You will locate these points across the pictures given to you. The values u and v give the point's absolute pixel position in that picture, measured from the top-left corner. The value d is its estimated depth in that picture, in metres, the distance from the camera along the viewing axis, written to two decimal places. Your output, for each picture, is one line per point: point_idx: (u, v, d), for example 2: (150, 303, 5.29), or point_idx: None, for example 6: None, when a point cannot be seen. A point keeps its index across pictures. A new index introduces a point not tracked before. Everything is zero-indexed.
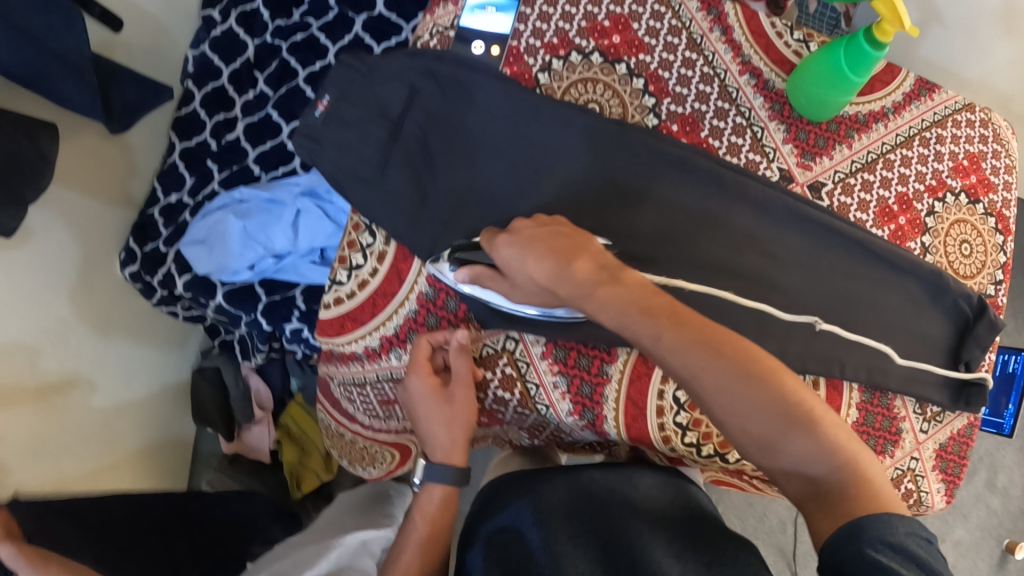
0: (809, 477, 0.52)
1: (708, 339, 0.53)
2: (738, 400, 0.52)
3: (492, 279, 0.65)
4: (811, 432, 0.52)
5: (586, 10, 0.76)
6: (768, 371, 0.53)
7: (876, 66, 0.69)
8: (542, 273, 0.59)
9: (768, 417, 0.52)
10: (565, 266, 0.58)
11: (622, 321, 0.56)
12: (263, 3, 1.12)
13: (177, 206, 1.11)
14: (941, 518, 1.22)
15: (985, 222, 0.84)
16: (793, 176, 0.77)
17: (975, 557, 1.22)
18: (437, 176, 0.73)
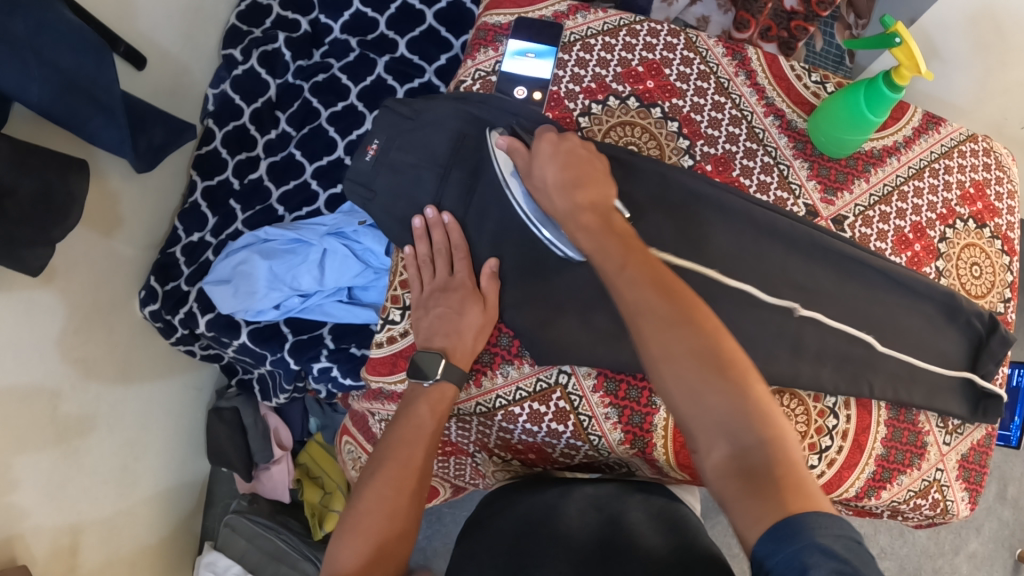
0: (738, 451, 0.48)
1: (668, 291, 0.56)
2: (678, 350, 0.52)
3: (519, 155, 0.71)
4: (745, 400, 0.50)
5: (620, 56, 0.80)
6: (705, 326, 0.53)
7: (892, 106, 0.73)
8: None
9: (700, 368, 0.51)
10: (571, 185, 0.66)
11: (602, 250, 0.62)
12: (285, 43, 1.14)
13: (200, 244, 1.10)
14: (954, 531, 1.27)
15: (993, 244, 0.91)
16: (818, 211, 0.81)
17: (990, 568, 1.26)
18: (486, 214, 0.75)
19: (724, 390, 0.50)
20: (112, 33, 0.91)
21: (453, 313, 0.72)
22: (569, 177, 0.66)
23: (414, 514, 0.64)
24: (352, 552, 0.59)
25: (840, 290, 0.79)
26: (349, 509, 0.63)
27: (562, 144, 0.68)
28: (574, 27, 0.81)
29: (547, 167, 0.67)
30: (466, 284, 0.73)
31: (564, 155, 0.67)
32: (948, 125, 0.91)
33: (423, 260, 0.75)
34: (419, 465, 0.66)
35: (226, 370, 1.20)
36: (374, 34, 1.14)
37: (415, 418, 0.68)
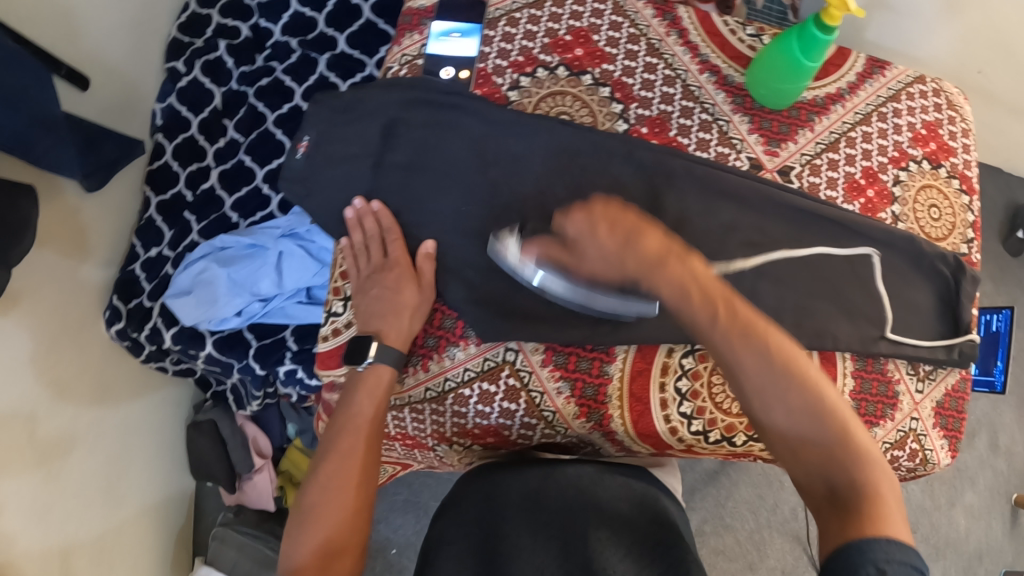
0: (831, 486, 0.49)
1: (756, 331, 0.52)
2: (778, 396, 0.51)
3: (554, 251, 0.61)
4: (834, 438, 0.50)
5: (547, 27, 0.79)
6: (791, 360, 0.52)
7: (827, 50, 0.72)
8: (611, 244, 0.56)
9: (793, 415, 0.51)
10: (632, 242, 0.55)
11: (685, 305, 0.54)
12: (227, 51, 1.13)
13: (159, 259, 1.09)
14: (950, 483, 1.38)
15: (950, 184, 0.90)
16: (762, 163, 0.79)
17: (987, 518, 1.37)
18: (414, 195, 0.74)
19: (813, 431, 0.50)
20: (53, 54, 0.90)
21: (396, 292, 0.71)
22: (627, 247, 0.55)
23: (365, 501, 0.63)
24: (303, 543, 0.59)
25: (795, 241, 0.78)
26: (299, 504, 0.63)
27: (594, 208, 0.57)
28: (499, 3, 0.80)
29: (614, 251, 0.56)
30: (399, 262, 0.72)
31: (610, 220, 0.56)
32: (893, 68, 0.91)
33: (358, 249, 0.74)
34: (364, 449, 0.65)
35: (200, 384, 1.19)
36: (314, 33, 1.12)
37: (354, 406, 0.67)
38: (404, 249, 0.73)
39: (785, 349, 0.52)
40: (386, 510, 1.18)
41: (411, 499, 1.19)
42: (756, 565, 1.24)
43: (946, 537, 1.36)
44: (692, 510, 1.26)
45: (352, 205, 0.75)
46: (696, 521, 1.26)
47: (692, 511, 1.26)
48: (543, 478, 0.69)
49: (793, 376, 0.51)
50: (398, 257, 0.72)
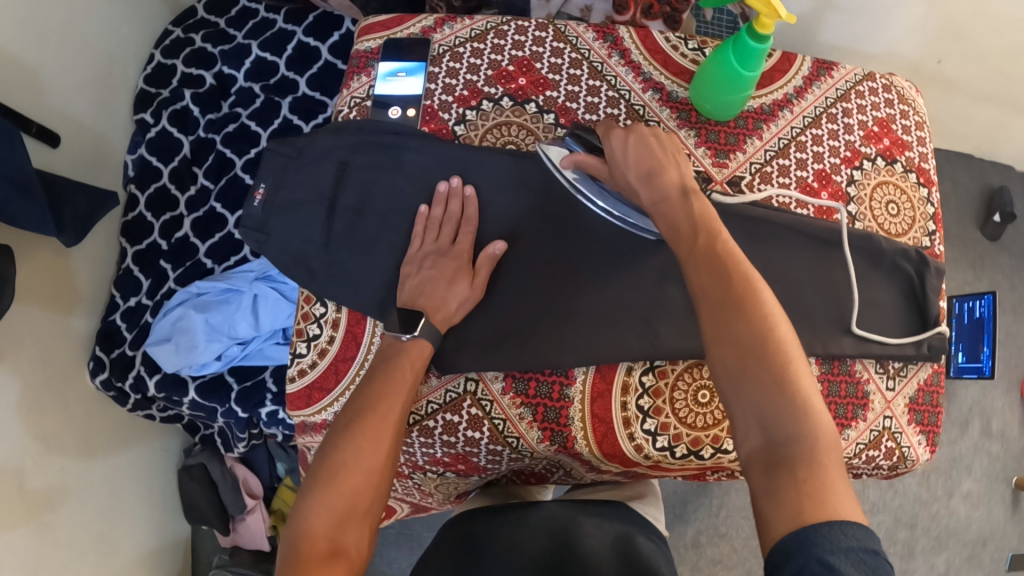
0: (768, 438, 0.47)
1: (731, 270, 0.53)
2: (738, 329, 0.50)
3: (591, 165, 0.68)
4: (781, 382, 0.48)
5: (490, 60, 0.80)
6: (762, 305, 0.51)
7: (764, 59, 0.73)
8: (635, 170, 0.62)
9: (746, 354, 0.50)
10: (656, 171, 0.61)
11: (677, 230, 0.57)
12: (192, 100, 1.15)
13: (138, 308, 1.11)
14: (946, 473, 1.46)
15: (906, 178, 0.90)
16: (712, 175, 0.80)
17: (986, 503, 1.46)
18: (442, 189, 0.75)
19: (763, 375, 0.49)
20: (22, 115, 0.92)
21: (448, 282, 0.71)
22: (644, 171, 0.61)
23: (388, 470, 0.63)
24: (320, 500, 0.58)
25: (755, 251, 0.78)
26: (322, 461, 0.61)
27: (632, 133, 0.64)
28: (442, 40, 0.82)
29: (637, 179, 0.62)
30: (462, 254, 0.73)
31: (636, 147, 0.62)
32: (841, 68, 0.90)
33: (434, 223, 0.74)
34: (396, 418, 0.65)
35: (189, 429, 1.20)
36: (276, 78, 1.15)
37: (395, 376, 0.67)
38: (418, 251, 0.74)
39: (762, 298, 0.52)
40: (379, 543, 1.19)
41: (404, 530, 1.19)
42: (755, 571, 1.31)
43: (946, 525, 1.45)
44: (687, 522, 1.33)
45: (446, 182, 0.75)
46: (692, 533, 1.33)
47: (687, 523, 1.33)
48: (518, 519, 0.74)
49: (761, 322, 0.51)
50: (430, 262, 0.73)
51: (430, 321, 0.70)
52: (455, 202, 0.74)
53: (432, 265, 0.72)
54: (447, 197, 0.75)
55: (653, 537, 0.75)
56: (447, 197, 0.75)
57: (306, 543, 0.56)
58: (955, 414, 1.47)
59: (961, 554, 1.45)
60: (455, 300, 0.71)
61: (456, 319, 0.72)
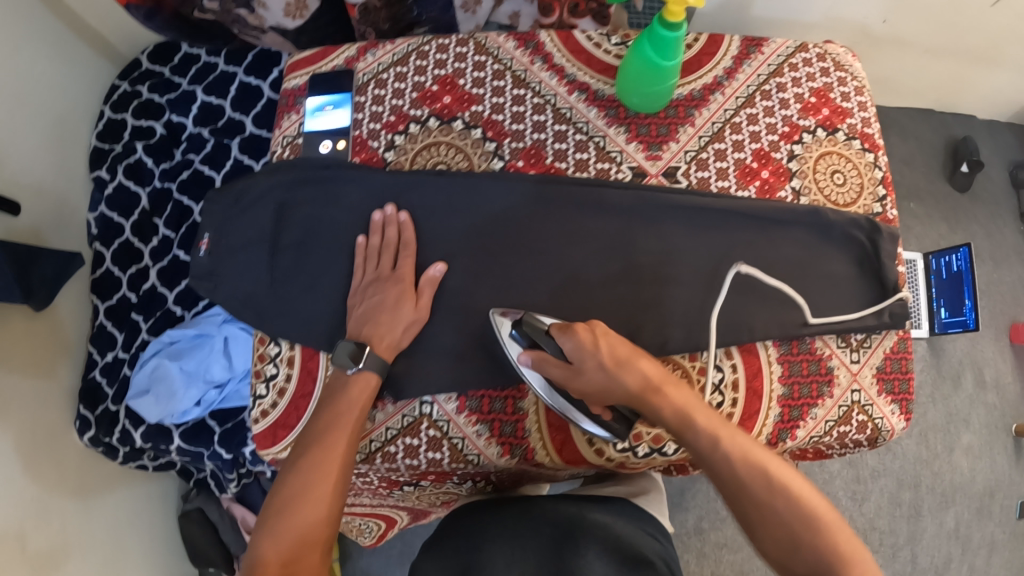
0: None
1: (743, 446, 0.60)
2: (765, 501, 0.57)
3: (555, 364, 0.65)
4: (819, 538, 0.55)
5: (413, 82, 0.81)
6: (777, 471, 0.58)
7: (680, 45, 0.71)
8: (613, 359, 0.64)
9: (781, 521, 0.56)
10: (632, 366, 0.64)
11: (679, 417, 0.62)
12: (145, 152, 1.16)
13: (116, 362, 1.12)
14: (945, 430, 1.47)
15: (851, 146, 0.87)
16: (646, 170, 0.79)
17: (991, 454, 1.48)
18: (376, 218, 0.75)
19: (801, 535, 0.56)
20: None
21: (393, 306, 0.71)
22: (612, 373, 0.64)
23: (339, 497, 0.63)
24: (269, 531, 0.60)
25: (697, 241, 0.78)
26: (275, 493, 0.63)
27: (602, 332, 0.65)
28: (366, 68, 0.83)
29: (619, 375, 0.64)
30: (403, 278, 0.73)
31: (608, 341, 0.64)
32: (771, 43, 0.88)
33: (372, 251, 0.75)
34: (345, 448, 0.65)
35: (182, 474, 1.21)
36: (224, 119, 1.16)
37: (341, 408, 0.68)
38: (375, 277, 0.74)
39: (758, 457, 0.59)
40: None
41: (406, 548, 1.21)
42: None
43: (950, 481, 1.46)
44: (686, 509, 1.33)
45: (381, 211, 0.76)
46: (693, 520, 1.33)
47: (687, 510, 1.33)
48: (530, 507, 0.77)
49: (773, 485, 0.58)
50: (397, 274, 0.73)
51: (374, 350, 0.70)
52: (391, 228, 0.75)
53: (375, 293, 0.73)
54: (383, 226, 0.75)
55: (655, 536, 0.79)
56: (383, 225, 0.76)
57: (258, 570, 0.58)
58: (947, 368, 1.48)
59: (970, 507, 1.47)
60: (401, 327, 0.72)
61: (402, 347, 0.72)
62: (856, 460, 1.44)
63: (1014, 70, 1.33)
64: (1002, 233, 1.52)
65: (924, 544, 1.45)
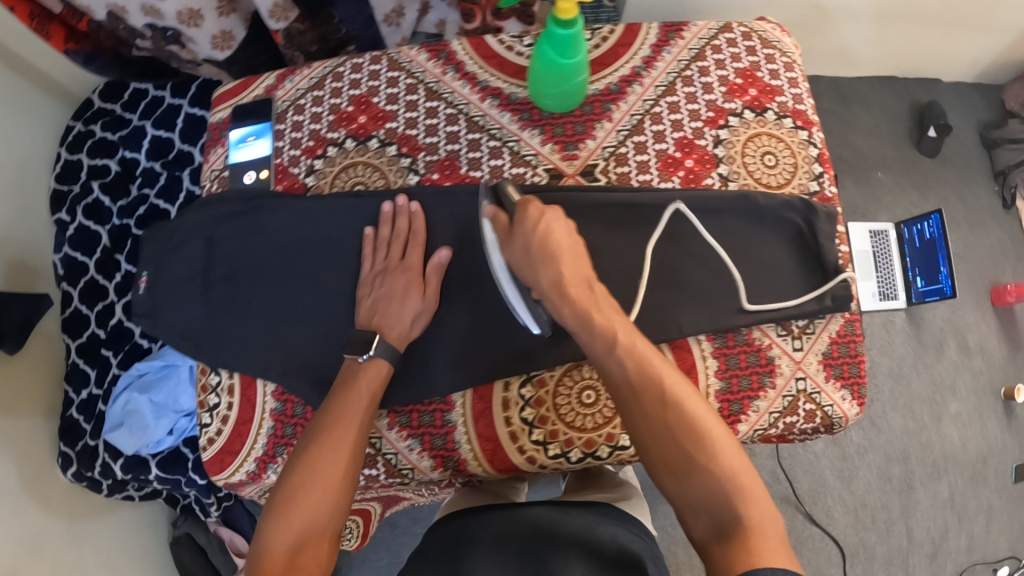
0: (715, 519, 0.53)
1: (648, 369, 0.58)
2: (664, 424, 0.56)
3: (500, 217, 0.65)
4: (710, 467, 0.54)
5: (330, 106, 0.82)
6: (681, 396, 0.57)
7: (580, 42, 0.69)
8: (555, 234, 0.62)
9: (677, 446, 0.55)
10: (565, 256, 0.62)
11: (591, 314, 0.60)
12: (101, 191, 1.19)
13: (91, 398, 1.15)
14: (933, 399, 1.45)
15: (782, 125, 0.84)
16: (563, 170, 0.77)
17: (981, 420, 1.47)
18: (388, 208, 0.75)
19: (693, 461, 0.54)
20: None
21: (400, 297, 0.71)
22: (550, 256, 0.61)
23: (347, 486, 0.65)
24: (278, 518, 0.61)
25: (619, 238, 0.77)
26: (282, 481, 0.64)
27: (552, 213, 0.64)
28: (285, 95, 0.84)
29: (560, 262, 0.62)
30: (411, 267, 0.73)
31: (546, 229, 0.62)
32: (692, 26, 0.86)
33: (382, 242, 0.74)
34: (353, 437, 0.66)
35: (167, 501, 1.24)
36: (174, 152, 1.18)
37: (348, 399, 0.68)
38: (415, 257, 0.74)
39: (667, 385, 0.57)
40: None
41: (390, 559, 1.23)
42: None
43: (940, 450, 1.45)
44: None
45: (392, 200, 0.75)
46: None
47: None
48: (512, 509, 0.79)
49: (677, 414, 0.56)
50: (411, 263, 0.73)
51: (385, 339, 0.71)
52: (402, 218, 0.74)
53: (384, 283, 0.73)
54: (394, 215, 0.75)
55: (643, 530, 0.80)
56: (394, 215, 0.75)
57: (266, 558, 0.59)
58: (929, 336, 1.46)
59: (963, 476, 1.46)
60: (408, 316, 0.72)
61: (412, 336, 0.72)
62: (840, 437, 1.43)
63: (973, 29, 1.30)
64: (975, 196, 1.51)
65: (918, 516, 1.43)
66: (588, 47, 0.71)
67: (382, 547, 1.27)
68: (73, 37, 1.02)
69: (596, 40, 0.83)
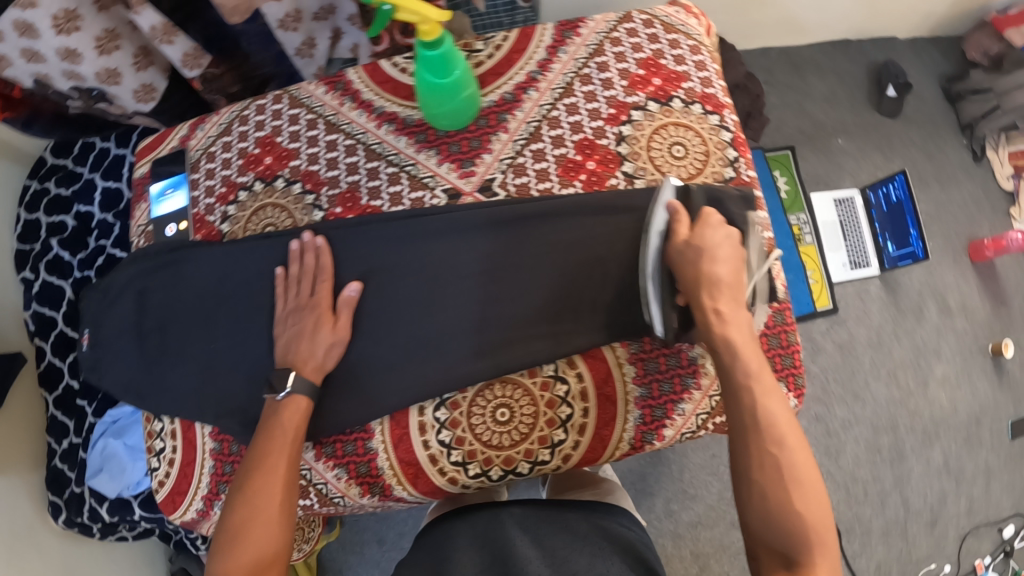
0: (788, 557, 0.56)
1: (769, 409, 0.60)
2: (769, 461, 0.58)
3: (676, 219, 0.68)
4: (797, 513, 0.57)
5: (238, 151, 0.84)
6: (791, 441, 0.59)
7: (454, 59, 0.69)
8: (722, 249, 0.65)
9: (773, 484, 0.58)
10: (726, 273, 0.65)
11: (731, 336, 0.63)
12: (60, 246, 1.22)
13: (72, 447, 1.19)
14: (918, 364, 1.42)
15: (691, 111, 0.80)
16: (460, 189, 0.75)
17: (971, 380, 1.44)
18: (295, 247, 0.76)
19: (783, 502, 0.57)
20: None
21: (311, 333, 0.73)
22: (711, 269, 0.65)
23: (289, 517, 0.66)
24: (226, 561, 0.62)
25: (528, 253, 0.74)
26: (223, 525, 0.64)
27: (729, 237, 0.66)
28: (197, 144, 0.87)
29: (718, 267, 0.65)
30: (321, 303, 0.74)
31: (721, 248, 0.65)
32: (589, 21, 0.83)
33: (294, 280, 0.75)
34: (286, 470, 0.67)
35: (161, 538, 1.28)
36: (125, 201, 1.22)
37: (275, 434, 0.69)
38: (327, 290, 0.75)
39: (788, 435, 0.59)
40: None
41: None
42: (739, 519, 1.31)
43: (931, 415, 1.42)
44: (653, 494, 1.33)
45: (299, 238, 0.76)
46: (662, 503, 1.33)
47: (654, 494, 1.33)
48: (494, 513, 0.80)
49: (785, 455, 0.58)
50: (320, 299, 0.74)
51: (300, 374, 0.71)
52: (309, 255, 0.75)
53: (294, 321, 0.74)
54: (302, 253, 0.76)
55: (635, 522, 0.81)
56: (302, 252, 0.76)
57: None
58: (907, 300, 1.43)
59: (958, 439, 1.43)
60: (322, 349, 0.72)
61: (328, 367, 0.73)
62: (824, 414, 1.39)
63: None
64: (943, 152, 1.48)
65: (912, 485, 1.40)
66: (463, 59, 0.70)
67: (372, 563, 1.29)
68: (8, 106, 1.03)
69: (489, 50, 0.81)
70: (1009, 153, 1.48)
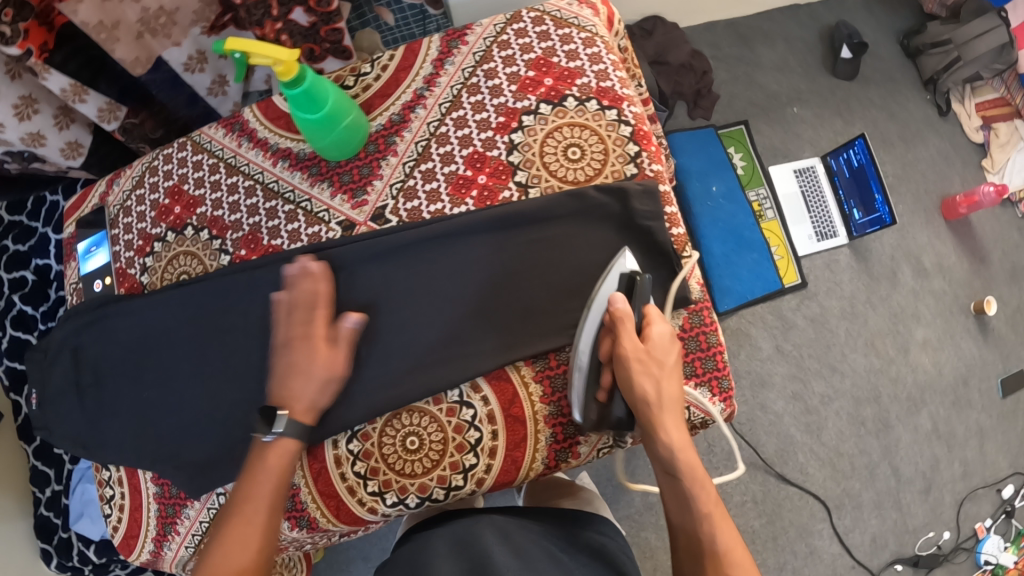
0: None
1: (726, 540, 0.63)
2: None
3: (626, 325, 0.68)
4: None
5: (150, 203, 0.85)
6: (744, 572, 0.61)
7: (320, 93, 0.69)
8: (664, 359, 0.68)
9: None
10: (665, 382, 0.68)
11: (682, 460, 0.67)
12: (23, 301, 1.26)
13: (55, 494, 1.23)
14: (897, 330, 1.38)
15: (586, 108, 0.77)
16: (354, 219, 0.75)
17: (954, 341, 1.39)
18: (292, 271, 0.71)
19: None
20: None
21: None
22: (657, 380, 0.68)
23: (266, 561, 0.65)
24: None
25: (427, 276, 0.74)
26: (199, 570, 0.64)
27: (674, 348, 0.69)
28: (114, 200, 0.89)
29: (664, 380, 0.68)
30: (316, 333, 0.69)
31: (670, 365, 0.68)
32: (475, 29, 0.81)
33: (291, 307, 0.71)
34: (265, 514, 0.66)
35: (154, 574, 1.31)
36: None
37: (257, 477, 0.67)
38: (324, 321, 0.70)
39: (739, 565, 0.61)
40: None
41: None
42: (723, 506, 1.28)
43: (916, 381, 1.37)
44: (632, 488, 1.32)
45: (295, 262, 0.72)
46: (640, 496, 1.31)
47: (632, 488, 1.31)
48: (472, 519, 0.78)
49: None
50: None
51: (290, 414, 0.68)
52: (306, 282, 0.70)
53: (285, 353, 0.70)
54: (299, 278, 0.71)
55: (613, 534, 0.82)
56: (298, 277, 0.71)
57: None
58: (879, 266, 1.39)
59: (946, 403, 1.38)
60: (314, 387, 0.68)
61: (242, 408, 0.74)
62: (803, 392, 1.34)
63: None
64: (905, 110, 1.44)
65: (902, 454, 1.35)
66: (334, 90, 0.70)
67: None
68: None
69: (376, 72, 0.81)
70: (975, 104, 1.45)
